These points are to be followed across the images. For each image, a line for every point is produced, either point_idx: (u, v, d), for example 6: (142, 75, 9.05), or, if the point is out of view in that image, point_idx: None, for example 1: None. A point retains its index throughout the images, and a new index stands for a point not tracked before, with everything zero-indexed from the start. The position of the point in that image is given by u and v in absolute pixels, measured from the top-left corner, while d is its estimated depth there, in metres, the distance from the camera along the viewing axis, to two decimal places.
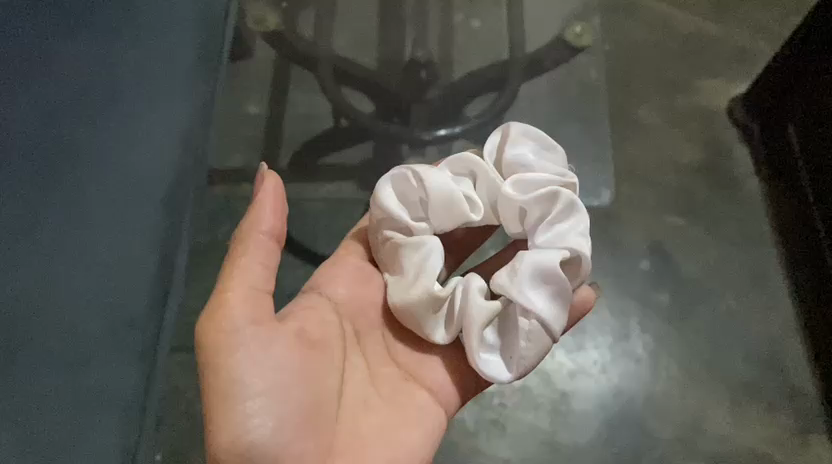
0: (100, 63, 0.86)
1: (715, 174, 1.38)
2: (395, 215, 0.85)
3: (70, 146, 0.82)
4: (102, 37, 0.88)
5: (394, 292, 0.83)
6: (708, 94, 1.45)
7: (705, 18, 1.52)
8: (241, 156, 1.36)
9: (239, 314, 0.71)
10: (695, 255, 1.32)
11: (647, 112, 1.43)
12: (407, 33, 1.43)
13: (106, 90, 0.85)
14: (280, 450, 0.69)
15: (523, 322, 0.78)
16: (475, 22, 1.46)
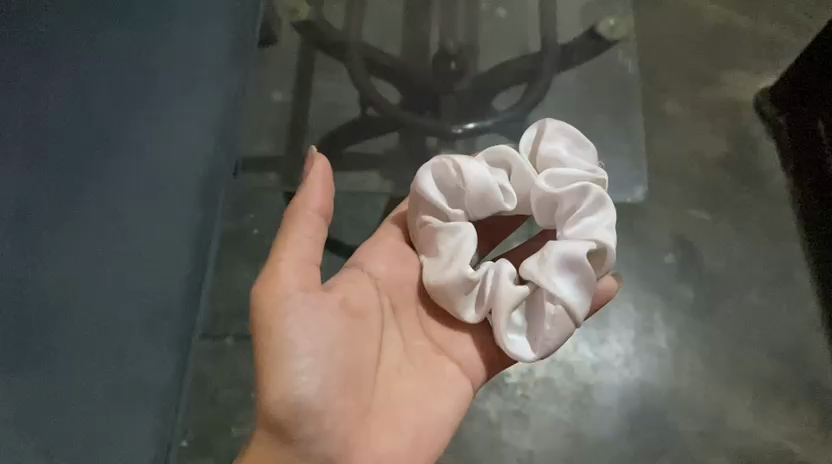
0: (134, 66, 0.90)
1: (742, 168, 1.37)
2: (432, 200, 0.84)
3: (107, 143, 0.86)
4: (137, 40, 0.92)
5: (429, 273, 0.83)
6: (737, 87, 1.44)
7: (734, 9, 1.51)
8: (266, 143, 1.35)
9: (291, 280, 0.72)
10: (721, 249, 1.31)
11: (674, 104, 1.42)
12: (432, 21, 1.41)
13: (139, 91, 0.89)
14: (325, 409, 0.70)
15: (548, 307, 0.76)
16: (501, 11, 1.44)
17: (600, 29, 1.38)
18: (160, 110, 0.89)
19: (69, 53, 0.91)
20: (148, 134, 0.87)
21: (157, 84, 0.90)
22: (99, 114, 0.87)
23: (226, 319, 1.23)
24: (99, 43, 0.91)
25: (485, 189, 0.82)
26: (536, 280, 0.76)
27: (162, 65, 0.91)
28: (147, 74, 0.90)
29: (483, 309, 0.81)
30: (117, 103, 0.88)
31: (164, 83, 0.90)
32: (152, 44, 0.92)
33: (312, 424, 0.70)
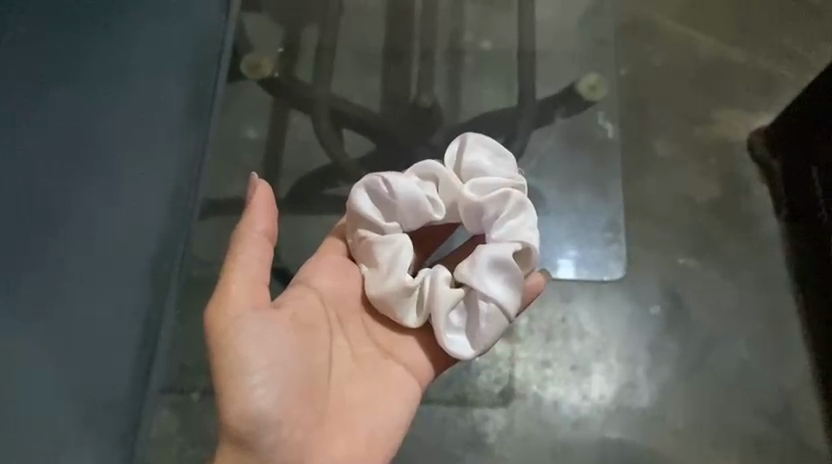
0: (85, 135, 0.86)
1: (734, 214, 1.31)
2: (368, 216, 0.88)
3: (52, 219, 0.83)
4: (90, 104, 0.87)
5: (370, 285, 0.87)
6: (730, 126, 1.38)
7: (731, 42, 1.44)
8: (238, 183, 1.31)
9: (240, 302, 0.76)
10: (710, 300, 1.26)
11: (664, 144, 1.36)
12: (414, 57, 1.38)
13: (89, 163, 0.85)
14: (281, 418, 0.75)
15: (481, 304, 0.83)
16: (486, 43, 1.40)
17: (578, 87, 1.38)
18: (110, 182, 0.84)
19: (20, 117, 0.86)
20: (97, 209, 0.83)
21: (108, 153, 0.85)
22: (46, 188, 0.83)
23: (194, 372, 1.19)
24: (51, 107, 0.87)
25: (415, 202, 0.87)
26: (466, 282, 0.83)
27: (114, 132, 0.86)
28: (97, 144, 0.86)
29: (422, 313, 0.86)
30: (66, 178, 0.84)
31: (115, 152, 0.85)
32: (104, 109, 0.87)
33: (272, 433, 0.75)
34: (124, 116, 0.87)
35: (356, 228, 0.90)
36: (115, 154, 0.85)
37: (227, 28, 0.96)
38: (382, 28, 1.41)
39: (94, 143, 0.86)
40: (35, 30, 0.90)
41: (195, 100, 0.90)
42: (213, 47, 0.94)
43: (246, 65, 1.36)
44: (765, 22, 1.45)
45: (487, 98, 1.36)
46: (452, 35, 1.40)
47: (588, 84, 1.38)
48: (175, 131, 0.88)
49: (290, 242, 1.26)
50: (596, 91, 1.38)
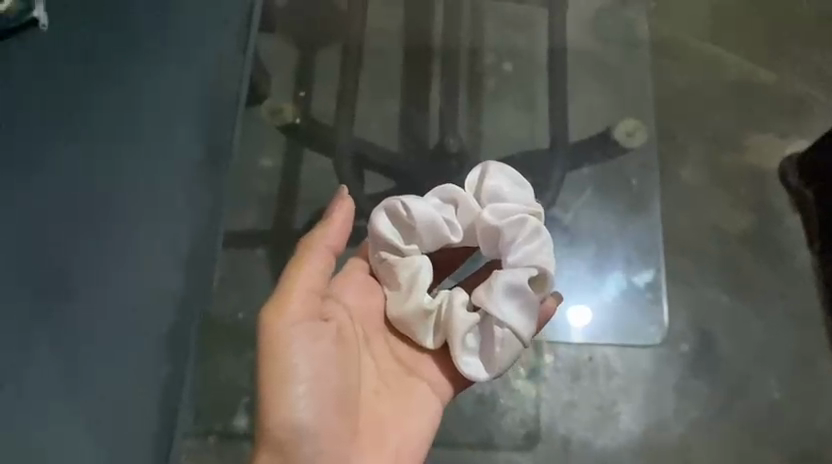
0: (95, 191, 0.82)
1: (764, 246, 1.27)
2: (385, 238, 0.83)
3: (63, 288, 0.78)
4: (101, 158, 0.83)
5: (389, 305, 0.83)
6: (760, 152, 1.33)
7: (761, 63, 1.38)
8: (252, 213, 1.26)
9: (295, 311, 0.75)
10: (740, 338, 1.22)
11: (692, 172, 1.31)
12: (434, 79, 1.33)
13: (98, 221, 0.81)
14: (319, 430, 0.75)
15: (496, 331, 0.78)
16: (507, 65, 1.34)
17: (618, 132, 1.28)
18: (122, 241, 0.81)
19: (27, 171, 0.83)
20: (107, 272, 0.79)
21: (119, 211, 0.82)
22: (53, 255, 0.80)
23: (211, 414, 1.16)
24: (60, 160, 0.83)
25: (434, 227, 0.82)
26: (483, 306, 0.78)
27: (126, 188, 0.83)
28: (107, 200, 0.82)
29: (437, 336, 0.81)
30: (75, 237, 0.80)
31: (127, 210, 0.82)
32: (115, 163, 0.83)
33: (309, 444, 0.74)
34: (136, 173, 0.83)
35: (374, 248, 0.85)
36: (127, 212, 0.82)
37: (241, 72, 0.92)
38: (398, 47, 1.34)
39: (104, 204, 0.82)
40: (41, 82, 0.86)
41: (211, 153, 0.87)
42: (225, 92, 0.89)
43: (267, 107, 1.30)
44: (798, 39, 1.39)
45: (509, 123, 1.31)
46: (472, 54, 1.34)
47: (626, 131, 1.28)
48: (191, 187, 0.85)
49: None
50: (634, 136, 1.28)
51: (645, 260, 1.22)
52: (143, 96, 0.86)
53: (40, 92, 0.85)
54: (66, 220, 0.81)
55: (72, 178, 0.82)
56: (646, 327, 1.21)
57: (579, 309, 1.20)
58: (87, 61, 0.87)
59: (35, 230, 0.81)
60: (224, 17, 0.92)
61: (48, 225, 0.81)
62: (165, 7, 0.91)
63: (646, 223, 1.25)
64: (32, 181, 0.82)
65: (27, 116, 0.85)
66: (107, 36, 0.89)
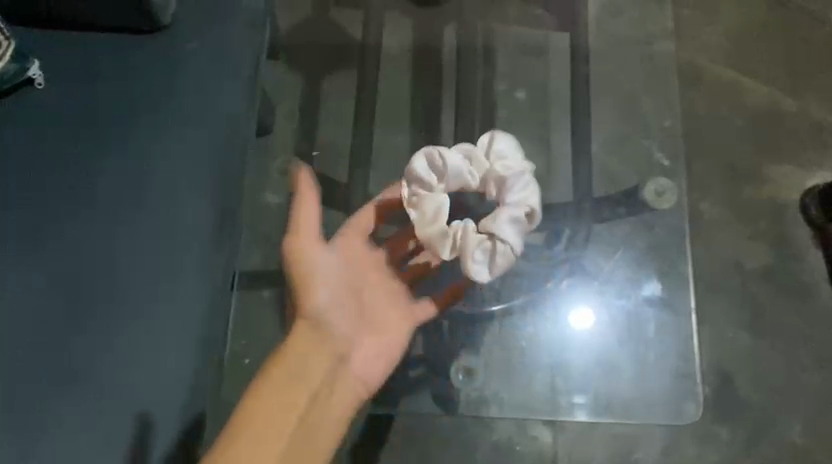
0: (104, 266, 0.79)
1: (785, 281, 1.24)
2: (419, 179, 0.84)
3: (71, 370, 0.76)
4: (110, 230, 0.80)
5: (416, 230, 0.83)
6: (781, 184, 1.29)
7: (783, 90, 1.34)
8: (259, 254, 1.18)
9: (314, 247, 0.80)
10: (761, 379, 1.19)
11: (711, 206, 1.28)
12: (445, 108, 1.23)
13: (108, 299, 0.78)
14: (346, 338, 0.83)
15: (485, 252, 0.80)
16: (519, 93, 1.26)
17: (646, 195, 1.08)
18: (133, 319, 0.78)
19: (34, 246, 0.80)
20: (119, 353, 0.76)
21: (129, 287, 0.78)
22: (60, 335, 0.77)
23: None
24: (67, 234, 0.80)
25: (461, 175, 0.84)
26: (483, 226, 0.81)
27: (136, 263, 0.79)
28: (117, 275, 0.79)
29: (445, 247, 0.82)
30: (84, 316, 0.77)
31: (137, 285, 0.79)
32: (124, 235, 0.80)
33: (341, 348, 0.82)
34: (146, 245, 0.80)
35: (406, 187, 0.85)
36: (138, 288, 0.78)
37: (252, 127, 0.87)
38: (407, 72, 1.24)
39: (111, 278, 0.79)
40: (45, 148, 0.83)
41: (220, 220, 0.82)
42: (237, 152, 0.85)
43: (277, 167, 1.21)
44: (816, 65, 1.36)
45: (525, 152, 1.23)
46: (484, 79, 1.26)
47: (655, 190, 1.08)
48: (202, 257, 0.80)
49: None
50: (663, 197, 1.08)
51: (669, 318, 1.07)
52: (151, 162, 0.83)
53: (47, 160, 0.83)
54: (75, 299, 0.78)
55: (81, 252, 0.79)
56: (679, 404, 1.04)
57: (601, 380, 1.04)
58: (92, 125, 0.84)
59: (42, 310, 0.78)
60: (234, 69, 0.86)
61: (56, 304, 0.78)
62: (170, 61, 0.86)
63: (675, 295, 1.10)
64: (41, 257, 0.79)
65: (34, 187, 0.82)
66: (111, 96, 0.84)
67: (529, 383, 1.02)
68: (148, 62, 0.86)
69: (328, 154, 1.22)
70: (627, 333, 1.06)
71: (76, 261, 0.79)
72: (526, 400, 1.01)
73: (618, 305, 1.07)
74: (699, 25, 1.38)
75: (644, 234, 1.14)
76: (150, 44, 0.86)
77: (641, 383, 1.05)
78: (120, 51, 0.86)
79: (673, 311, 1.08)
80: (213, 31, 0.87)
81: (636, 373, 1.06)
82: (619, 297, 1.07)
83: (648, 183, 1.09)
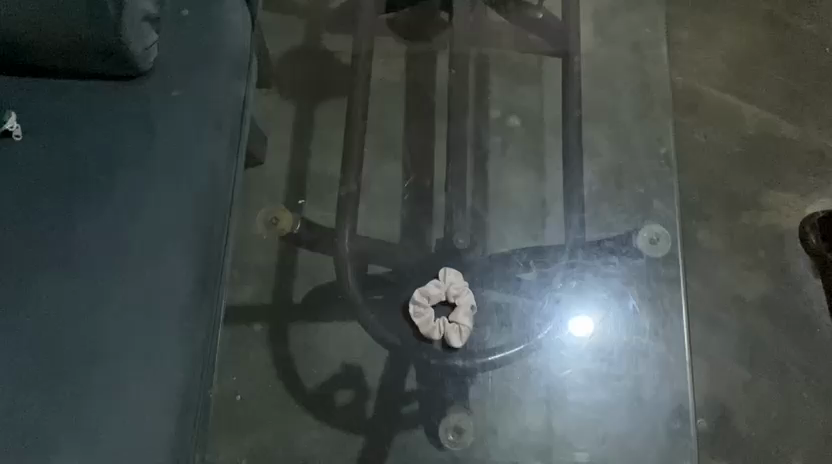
0: (83, 327, 0.77)
1: (785, 313, 1.22)
2: (467, 302, 0.93)
3: (52, 433, 0.74)
4: (90, 289, 0.79)
5: (461, 335, 0.93)
6: (779, 212, 1.27)
7: (783, 115, 1.32)
8: (254, 283, 1.12)
9: None
10: (759, 413, 1.17)
11: (708, 235, 1.26)
12: (440, 135, 1.17)
13: (88, 362, 0.76)
14: None
15: (467, 321, 0.92)
16: (514, 120, 1.20)
17: (641, 242, 1.02)
18: (113, 382, 0.76)
19: (12, 307, 0.78)
20: (100, 418, 0.75)
21: (110, 349, 0.77)
22: (40, 395, 0.75)
23: None
24: (46, 293, 0.78)
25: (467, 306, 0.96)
26: (456, 300, 0.93)
27: (117, 323, 0.78)
28: (97, 336, 0.77)
29: (432, 331, 0.93)
30: (62, 380, 0.76)
31: (117, 347, 0.77)
32: (105, 296, 0.78)
33: None
34: (126, 304, 0.78)
35: (460, 303, 0.93)
36: (118, 350, 0.77)
37: (234, 177, 0.86)
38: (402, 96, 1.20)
39: (93, 336, 0.77)
40: (27, 200, 0.82)
41: (204, 276, 0.81)
42: (219, 204, 0.84)
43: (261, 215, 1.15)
44: (816, 91, 1.34)
45: (522, 180, 1.16)
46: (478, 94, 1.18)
47: (648, 236, 1.03)
48: (185, 315, 0.79)
49: (313, 350, 1.10)
50: (658, 244, 1.03)
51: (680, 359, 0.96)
52: (131, 217, 0.81)
53: (27, 217, 0.81)
54: (51, 362, 0.76)
55: (60, 313, 0.78)
56: (672, 455, 0.95)
57: (595, 429, 0.97)
58: (73, 179, 0.82)
59: (19, 370, 0.76)
60: (216, 118, 0.85)
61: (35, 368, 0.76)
62: (151, 112, 0.84)
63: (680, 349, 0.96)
64: (17, 317, 0.77)
65: (12, 245, 0.80)
66: (92, 149, 0.83)
67: (526, 425, 0.97)
68: (130, 114, 0.84)
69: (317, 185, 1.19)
70: (626, 379, 0.96)
71: (57, 319, 0.77)
72: (525, 448, 0.97)
73: (612, 354, 0.96)
74: (696, 49, 1.36)
75: (638, 278, 0.99)
76: (132, 94, 0.85)
77: (632, 425, 0.97)
78: (102, 101, 0.85)
79: (675, 367, 0.96)
80: (195, 78, 0.86)
81: (634, 422, 0.97)
82: (614, 348, 0.96)
83: (642, 230, 1.05)
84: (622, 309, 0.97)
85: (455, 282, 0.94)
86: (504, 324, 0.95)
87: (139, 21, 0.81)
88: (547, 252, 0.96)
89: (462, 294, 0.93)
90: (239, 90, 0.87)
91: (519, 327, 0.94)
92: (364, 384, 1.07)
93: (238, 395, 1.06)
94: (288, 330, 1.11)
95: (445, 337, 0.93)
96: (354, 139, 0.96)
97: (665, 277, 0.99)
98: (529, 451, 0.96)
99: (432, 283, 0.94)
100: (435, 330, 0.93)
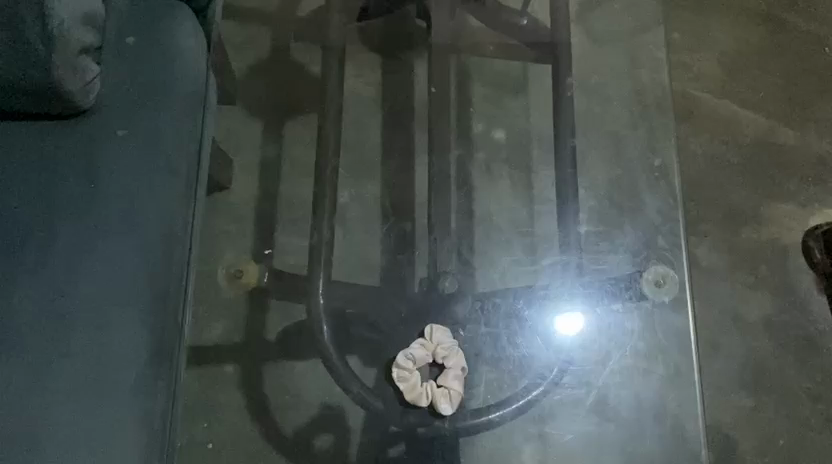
0: (24, 405, 0.68)
1: (789, 333, 1.15)
2: (456, 364, 0.83)
3: None
4: (31, 360, 0.69)
5: (452, 399, 0.82)
6: (781, 225, 1.20)
7: (782, 121, 1.25)
8: (221, 323, 0.99)
9: None
10: (763, 442, 1.10)
11: (707, 252, 1.18)
12: (420, 153, 1.07)
13: (27, 448, 0.67)
14: None
15: (457, 385, 0.83)
16: (498, 133, 1.08)
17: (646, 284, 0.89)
18: None
19: None
20: None
21: (53, 431, 0.68)
22: None
23: None
24: None
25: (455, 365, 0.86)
26: (444, 361, 0.84)
27: (62, 398, 0.69)
28: (39, 415, 0.68)
29: (419, 396, 0.81)
30: None
31: (61, 428, 0.68)
32: (48, 367, 0.69)
33: None
34: (73, 376, 0.69)
35: (449, 365, 0.83)
36: (65, 429, 0.68)
37: (191, 226, 0.77)
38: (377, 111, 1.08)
39: (35, 415, 0.68)
40: None
41: (159, 342, 0.72)
42: (174, 260, 0.74)
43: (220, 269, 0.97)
44: (817, 94, 1.27)
45: (508, 198, 1.04)
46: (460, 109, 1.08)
47: (654, 278, 0.89)
48: (136, 391, 0.70)
49: (291, 395, 1.00)
50: (665, 286, 0.90)
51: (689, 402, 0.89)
52: (77, 275, 0.72)
53: None
54: None
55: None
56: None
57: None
58: (10, 234, 0.73)
59: None
60: (168, 161, 0.75)
61: None
62: (95, 154, 0.75)
63: (687, 407, 0.89)
64: None
65: None
66: (30, 198, 0.74)
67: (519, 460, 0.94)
68: (71, 157, 0.75)
69: (287, 213, 1.07)
70: (625, 423, 0.91)
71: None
72: None
73: (606, 398, 0.90)
74: (690, 51, 1.28)
75: (645, 326, 0.89)
76: (73, 134, 0.75)
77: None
78: (40, 143, 0.75)
79: (684, 422, 0.88)
80: (144, 115, 0.76)
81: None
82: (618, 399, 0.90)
83: (646, 270, 0.90)
84: (624, 353, 0.90)
85: (443, 341, 0.84)
86: (505, 374, 0.86)
87: (74, 54, 0.72)
88: (543, 292, 0.87)
89: (450, 355, 0.84)
90: (193, 127, 0.78)
91: (522, 376, 0.86)
92: (345, 427, 0.98)
93: (210, 443, 0.95)
94: (262, 372, 1.00)
95: (435, 402, 0.81)
96: (325, 182, 0.87)
97: (670, 325, 0.89)
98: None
99: (419, 344, 0.83)
100: (424, 395, 0.81)
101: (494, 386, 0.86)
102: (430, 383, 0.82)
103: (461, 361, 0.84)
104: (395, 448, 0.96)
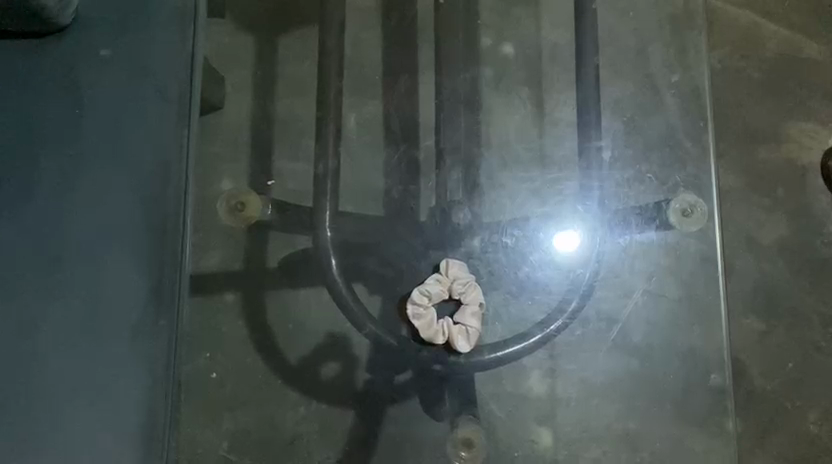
0: (27, 340, 0.66)
1: (804, 257, 1.12)
2: (473, 300, 0.86)
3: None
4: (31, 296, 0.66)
5: (468, 333, 0.85)
6: (801, 144, 1.15)
7: (808, 33, 1.18)
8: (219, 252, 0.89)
9: None
10: (774, 365, 1.10)
11: (724, 175, 1.14)
12: (425, 69, 0.98)
13: (33, 387, 0.65)
14: None
15: (474, 322, 0.85)
16: (508, 47, 0.99)
17: (674, 217, 0.87)
18: (68, 403, 0.65)
19: None
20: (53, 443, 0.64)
21: (53, 373, 0.65)
22: None
23: None
24: None
25: None
26: (460, 297, 0.86)
27: (65, 333, 0.66)
28: (33, 357, 0.65)
29: (436, 334, 0.85)
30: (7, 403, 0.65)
31: (59, 369, 0.65)
32: (48, 303, 0.66)
33: None
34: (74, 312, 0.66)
35: (465, 300, 0.86)
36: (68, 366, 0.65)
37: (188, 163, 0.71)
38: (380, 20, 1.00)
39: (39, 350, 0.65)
40: None
41: (159, 273, 0.67)
42: (170, 199, 0.69)
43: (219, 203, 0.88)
44: None
45: (519, 118, 0.97)
46: None
47: (680, 207, 0.87)
48: (140, 324, 0.67)
49: (294, 325, 0.91)
50: (693, 216, 0.88)
51: (700, 322, 0.90)
52: (71, 207, 0.68)
53: None
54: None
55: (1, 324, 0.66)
56: (696, 417, 0.88)
57: (608, 397, 0.89)
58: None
59: None
60: (161, 87, 0.70)
61: None
62: (82, 74, 0.69)
63: (706, 338, 0.89)
64: None
65: None
66: (13, 124, 0.68)
67: (528, 389, 0.90)
68: (57, 79, 0.69)
69: None
70: (644, 359, 0.90)
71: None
72: (528, 410, 0.90)
73: (615, 318, 0.91)
74: None
75: (654, 259, 0.90)
76: (56, 54, 0.69)
77: (634, 389, 0.90)
78: (21, 64, 0.69)
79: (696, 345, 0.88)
80: (133, 36, 0.70)
81: (643, 391, 0.89)
82: (632, 323, 0.91)
83: (674, 199, 0.88)
84: (636, 278, 0.90)
85: (459, 276, 0.86)
86: (526, 300, 0.87)
87: None
88: (561, 219, 0.86)
89: (465, 289, 0.86)
90: (187, 51, 0.71)
91: (541, 304, 0.87)
92: (352, 353, 0.90)
93: (212, 373, 0.87)
94: (265, 302, 0.91)
95: (451, 337, 0.85)
96: (328, 107, 0.85)
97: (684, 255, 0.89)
98: (531, 415, 0.90)
99: (436, 279, 0.86)
100: (440, 331, 0.84)
101: (504, 312, 0.87)
102: (447, 318, 0.85)
103: (477, 295, 0.86)
104: (403, 375, 0.89)
